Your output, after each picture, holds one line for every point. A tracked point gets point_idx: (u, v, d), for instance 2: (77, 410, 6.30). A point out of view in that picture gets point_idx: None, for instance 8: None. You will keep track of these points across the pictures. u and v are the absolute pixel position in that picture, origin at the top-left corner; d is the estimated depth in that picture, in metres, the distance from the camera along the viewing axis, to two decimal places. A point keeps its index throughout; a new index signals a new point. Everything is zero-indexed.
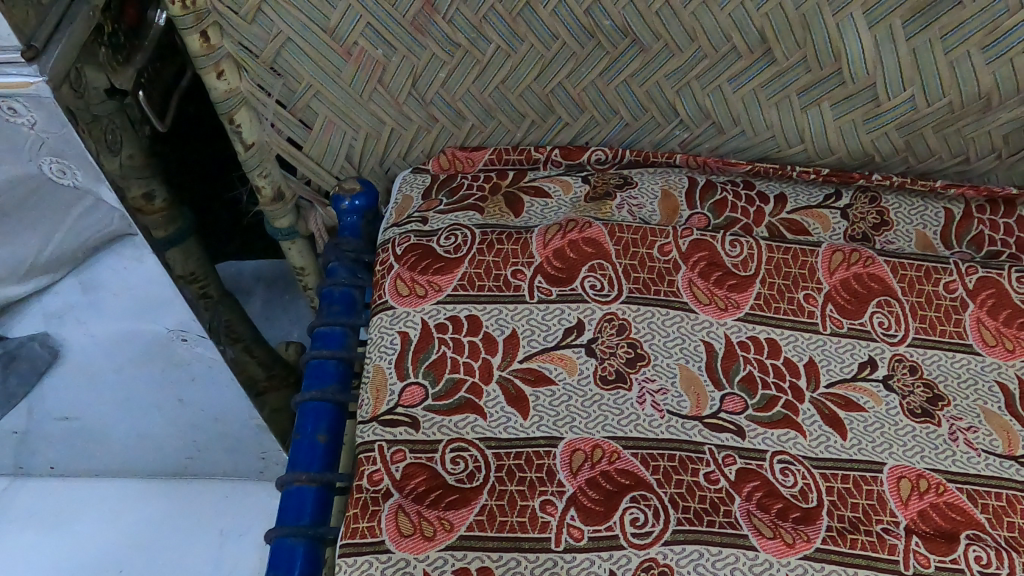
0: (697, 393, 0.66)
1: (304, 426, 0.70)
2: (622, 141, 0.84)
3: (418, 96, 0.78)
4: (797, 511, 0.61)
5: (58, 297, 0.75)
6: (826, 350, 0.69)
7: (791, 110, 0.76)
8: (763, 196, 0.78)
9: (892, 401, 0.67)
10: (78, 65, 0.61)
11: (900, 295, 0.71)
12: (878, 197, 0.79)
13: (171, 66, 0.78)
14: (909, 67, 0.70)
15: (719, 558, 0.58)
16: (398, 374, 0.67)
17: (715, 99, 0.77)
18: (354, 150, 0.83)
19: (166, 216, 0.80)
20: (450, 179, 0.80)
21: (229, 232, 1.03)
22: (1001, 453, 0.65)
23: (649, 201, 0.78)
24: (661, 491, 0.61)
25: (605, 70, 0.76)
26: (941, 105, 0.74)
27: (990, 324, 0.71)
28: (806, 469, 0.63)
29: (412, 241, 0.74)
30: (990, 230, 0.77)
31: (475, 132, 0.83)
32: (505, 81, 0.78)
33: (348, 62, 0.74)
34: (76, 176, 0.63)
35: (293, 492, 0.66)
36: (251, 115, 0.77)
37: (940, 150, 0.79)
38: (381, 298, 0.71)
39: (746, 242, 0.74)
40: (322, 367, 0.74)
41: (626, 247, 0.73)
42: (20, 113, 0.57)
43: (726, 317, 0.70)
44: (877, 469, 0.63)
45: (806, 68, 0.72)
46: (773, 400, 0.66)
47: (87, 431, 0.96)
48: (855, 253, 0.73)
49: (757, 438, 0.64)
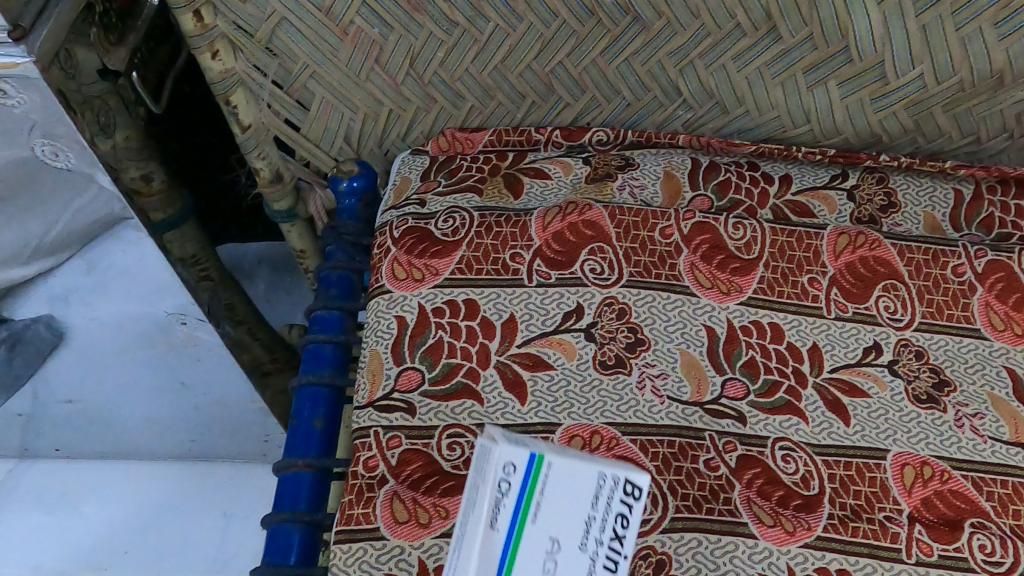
0: (698, 378, 0.65)
1: (301, 410, 0.70)
2: (624, 122, 0.82)
3: (416, 76, 0.77)
4: (798, 498, 0.60)
5: (58, 281, 0.75)
6: (830, 335, 0.68)
7: (797, 89, 0.74)
8: (767, 176, 0.77)
9: (897, 387, 0.65)
10: (69, 45, 0.59)
11: (907, 279, 0.70)
12: (886, 177, 0.77)
13: (167, 46, 0.76)
14: (919, 45, 0.68)
15: (717, 546, 0.57)
16: (394, 359, 0.66)
17: (719, 78, 0.75)
18: (352, 131, 0.81)
19: (161, 198, 0.79)
20: (449, 161, 0.79)
21: (229, 214, 1.01)
22: (1008, 440, 0.64)
23: (651, 182, 0.77)
24: (659, 478, 0.60)
25: (607, 48, 0.74)
26: (952, 84, 0.71)
27: (999, 308, 0.69)
28: (808, 456, 0.62)
29: (410, 223, 0.73)
30: (1001, 212, 0.75)
31: (475, 112, 0.82)
32: (504, 60, 0.76)
33: (345, 41, 0.72)
34: (69, 158, 0.63)
35: (289, 478, 0.66)
36: (247, 96, 0.75)
37: (950, 130, 0.77)
38: (378, 282, 0.70)
39: (749, 224, 0.72)
40: (319, 351, 0.73)
41: (627, 230, 0.71)
42: (11, 95, 0.55)
43: (728, 301, 0.69)
44: (880, 456, 0.62)
45: (812, 45, 0.70)
46: (775, 386, 0.65)
47: (91, 415, 0.95)
48: (862, 235, 0.71)
49: (759, 425, 0.63)
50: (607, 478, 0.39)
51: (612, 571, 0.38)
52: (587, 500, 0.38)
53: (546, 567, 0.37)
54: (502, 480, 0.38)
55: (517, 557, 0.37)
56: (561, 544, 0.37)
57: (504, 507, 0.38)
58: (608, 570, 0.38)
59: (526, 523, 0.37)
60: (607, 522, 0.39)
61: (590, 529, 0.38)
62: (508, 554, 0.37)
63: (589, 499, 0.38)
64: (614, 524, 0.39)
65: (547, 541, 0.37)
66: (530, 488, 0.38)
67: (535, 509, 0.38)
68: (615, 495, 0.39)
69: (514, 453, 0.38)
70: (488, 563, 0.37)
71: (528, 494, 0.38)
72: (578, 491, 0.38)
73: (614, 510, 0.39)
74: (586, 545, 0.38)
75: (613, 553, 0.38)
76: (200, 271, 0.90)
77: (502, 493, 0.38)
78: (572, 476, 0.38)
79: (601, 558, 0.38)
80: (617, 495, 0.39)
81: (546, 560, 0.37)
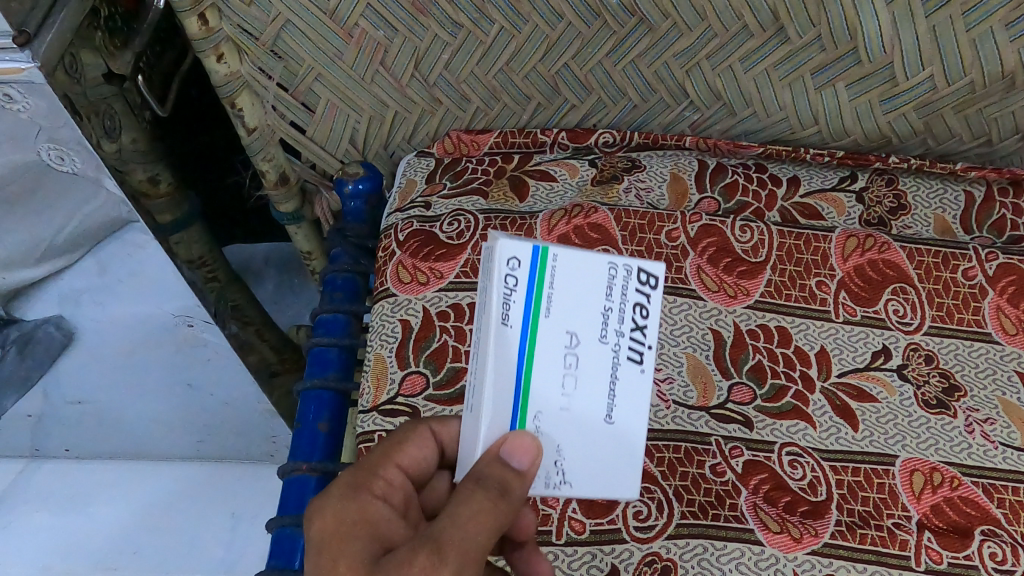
0: (704, 383, 0.65)
1: (306, 414, 0.70)
2: (630, 124, 0.82)
3: (421, 78, 0.77)
4: (805, 504, 0.59)
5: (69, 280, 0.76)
6: (838, 339, 0.67)
7: (805, 91, 0.73)
8: (775, 178, 0.76)
9: (906, 392, 0.65)
10: (74, 49, 0.59)
11: (917, 282, 0.69)
12: (895, 179, 0.76)
13: (171, 51, 0.75)
14: (929, 46, 0.68)
15: (723, 552, 0.57)
16: (399, 363, 0.66)
17: (726, 79, 0.74)
18: (358, 133, 0.81)
19: (168, 202, 0.79)
20: (454, 163, 0.79)
21: (236, 215, 1.01)
22: (1019, 446, 0.63)
23: (657, 185, 0.76)
24: (665, 484, 0.60)
25: (612, 50, 0.74)
26: (962, 85, 0.71)
27: (1011, 312, 0.68)
28: (816, 461, 0.61)
29: (415, 226, 0.73)
30: (1013, 214, 0.74)
31: (481, 114, 0.81)
32: (510, 62, 0.75)
33: (349, 44, 0.72)
34: (75, 163, 0.63)
35: (294, 482, 0.66)
36: (252, 98, 0.76)
37: (961, 131, 0.76)
38: (383, 286, 0.70)
39: (757, 226, 0.72)
40: (324, 354, 0.73)
41: (633, 233, 0.71)
42: (16, 99, 0.55)
43: (735, 305, 0.68)
44: (889, 462, 0.61)
45: (820, 46, 0.69)
46: (782, 390, 0.65)
47: (99, 416, 0.96)
48: (870, 238, 0.71)
49: (765, 430, 0.63)
50: (619, 266, 0.37)
51: (638, 362, 0.37)
52: (600, 290, 0.37)
53: (568, 362, 0.36)
54: (508, 279, 0.36)
55: (535, 356, 0.36)
56: (580, 341, 0.36)
57: (515, 305, 0.36)
58: (632, 360, 0.37)
59: (539, 317, 0.36)
60: (626, 312, 0.37)
61: (608, 323, 0.37)
62: (525, 355, 0.36)
63: (601, 288, 0.37)
64: (635, 314, 0.37)
65: (564, 336, 0.36)
66: (540, 278, 0.36)
67: (547, 300, 0.36)
68: (631, 284, 0.37)
69: (517, 247, 0.36)
70: (506, 366, 0.36)
71: (536, 287, 0.36)
72: (588, 282, 0.37)
73: (632, 299, 0.37)
74: (606, 337, 0.37)
75: (637, 344, 0.37)
76: (207, 272, 0.90)
77: (510, 289, 0.36)
78: (578, 266, 0.37)
79: (624, 349, 0.37)
80: (631, 285, 0.37)
81: (567, 353, 0.36)
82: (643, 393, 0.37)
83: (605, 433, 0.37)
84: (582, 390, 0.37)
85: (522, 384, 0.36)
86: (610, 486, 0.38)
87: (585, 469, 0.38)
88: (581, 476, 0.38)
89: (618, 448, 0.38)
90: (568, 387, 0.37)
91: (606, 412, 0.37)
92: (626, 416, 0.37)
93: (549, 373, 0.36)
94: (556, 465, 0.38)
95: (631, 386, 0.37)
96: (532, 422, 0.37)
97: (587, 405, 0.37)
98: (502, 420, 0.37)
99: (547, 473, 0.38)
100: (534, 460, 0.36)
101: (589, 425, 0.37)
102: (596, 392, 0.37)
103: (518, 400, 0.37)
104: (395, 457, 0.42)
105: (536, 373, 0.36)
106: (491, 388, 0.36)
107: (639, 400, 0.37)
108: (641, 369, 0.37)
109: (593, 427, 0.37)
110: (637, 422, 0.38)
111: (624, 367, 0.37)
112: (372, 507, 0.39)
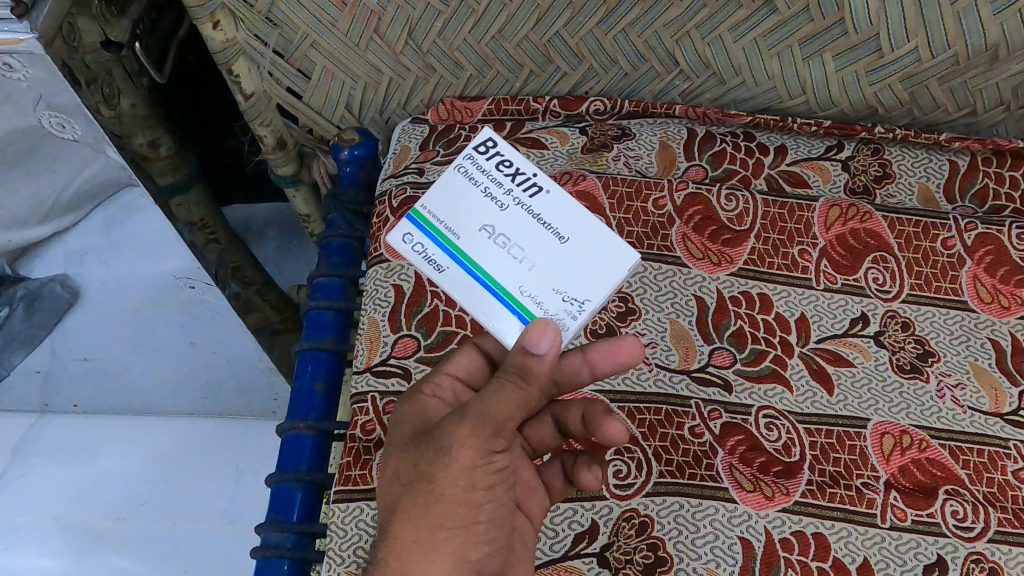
0: (686, 347, 0.67)
1: (303, 374, 0.73)
2: (621, 91, 0.82)
3: (415, 46, 0.77)
4: (778, 464, 0.62)
5: None
6: (818, 305, 0.69)
7: (793, 61, 0.74)
8: (763, 147, 0.77)
9: (881, 357, 0.67)
10: (71, 16, 0.57)
11: (897, 251, 0.71)
12: (881, 148, 0.77)
13: (167, 17, 0.74)
14: (914, 19, 0.68)
15: (698, 509, 0.60)
16: (391, 326, 0.68)
17: (715, 48, 0.75)
18: (354, 100, 0.82)
19: (168, 163, 0.79)
20: (448, 130, 0.80)
21: (233, 176, 1.03)
22: (987, 410, 0.65)
23: (647, 152, 0.77)
24: (645, 444, 0.63)
25: (603, 19, 0.74)
26: (946, 58, 0.72)
27: (987, 281, 0.70)
28: (791, 424, 0.64)
29: (408, 193, 0.74)
30: (995, 184, 0.76)
31: (474, 81, 0.82)
32: (502, 30, 0.76)
33: (343, 12, 0.73)
34: (75, 130, 0.67)
35: (291, 439, 0.69)
36: (248, 65, 0.76)
37: (946, 102, 0.77)
38: (377, 251, 0.72)
39: (742, 196, 0.73)
40: (321, 317, 0.76)
41: (620, 201, 0.73)
42: (16, 68, 0.57)
43: (718, 272, 0.70)
44: (861, 425, 0.64)
45: (808, 17, 0.70)
46: (761, 354, 0.67)
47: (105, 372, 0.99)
48: (853, 208, 0.73)
49: (744, 393, 0.65)
50: (463, 162, 0.46)
51: (539, 192, 0.45)
52: (471, 184, 0.45)
53: (502, 241, 0.44)
54: (416, 247, 0.45)
55: (480, 263, 0.44)
56: (495, 224, 0.44)
57: (434, 252, 0.45)
58: (534, 192, 0.45)
59: (455, 242, 0.45)
60: (499, 177, 0.46)
61: (496, 194, 0.45)
62: (476, 270, 0.44)
63: (470, 183, 0.46)
64: (504, 171, 0.46)
65: (482, 232, 0.45)
66: (431, 225, 0.45)
67: (448, 229, 0.45)
68: (482, 161, 0.46)
69: (401, 229, 0.46)
70: (472, 290, 0.44)
71: (435, 231, 0.45)
72: (455, 190, 0.45)
73: (493, 166, 0.46)
74: (505, 203, 0.45)
75: (525, 184, 0.45)
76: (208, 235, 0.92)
77: (425, 251, 0.45)
78: (443, 191, 0.46)
79: (521, 194, 0.45)
80: (482, 160, 0.46)
81: (493, 237, 0.44)
82: (562, 202, 0.45)
83: (574, 249, 0.44)
84: (529, 245, 0.44)
85: (497, 286, 0.44)
86: (611, 273, 0.43)
87: (586, 282, 0.43)
88: (589, 287, 0.43)
89: (588, 247, 0.44)
90: (517, 253, 0.44)
91: (555, 235, 0.44)
92: (570, 225, 0.44)
93: (498, 260, 0.44)
94: (565, 298, 0.43)
95: (554, 206, 0.45)
96: (525, 298, 0.43)
97: (540, 248, 0.44)
98: (505, 322, 0.44)
99: (566, 312, 0.43)
100: (553, 341, 0.41)
101: (555, 255, 0.44)
102: (537, 235, 0.44)
103: (500, 294, 0.44)
104: (446, 367, 0.50)
105: (490, 268, 0.44)
106: (479, 309, 0.44)
107: (567, 209, 0.44)
108: (548, 191, 0.45)
109: (567, 255, 0.44)
110: (582, 220, 0.44)
111: (536, 203, 0.45)
112: (424, 401, 0.47)
